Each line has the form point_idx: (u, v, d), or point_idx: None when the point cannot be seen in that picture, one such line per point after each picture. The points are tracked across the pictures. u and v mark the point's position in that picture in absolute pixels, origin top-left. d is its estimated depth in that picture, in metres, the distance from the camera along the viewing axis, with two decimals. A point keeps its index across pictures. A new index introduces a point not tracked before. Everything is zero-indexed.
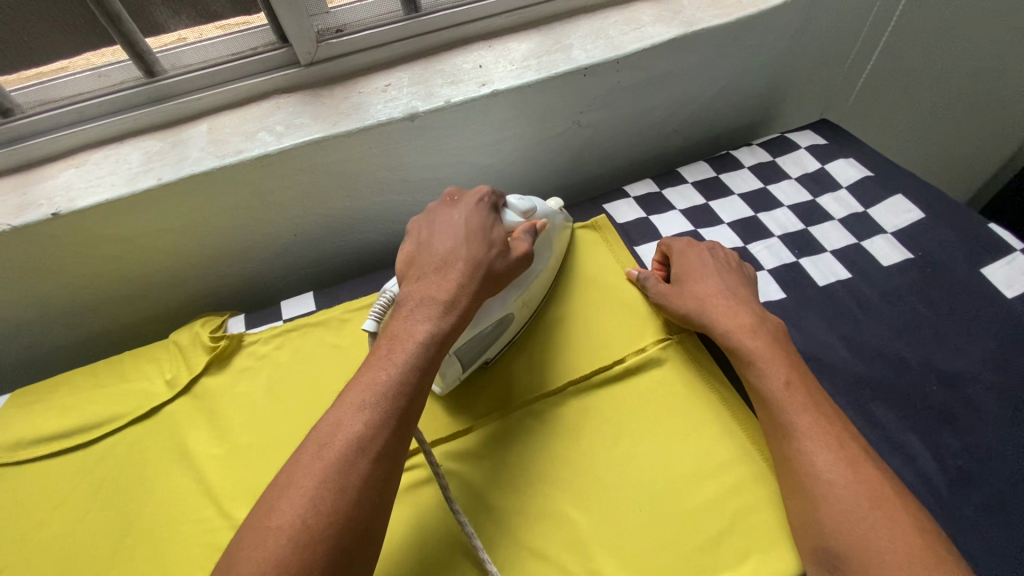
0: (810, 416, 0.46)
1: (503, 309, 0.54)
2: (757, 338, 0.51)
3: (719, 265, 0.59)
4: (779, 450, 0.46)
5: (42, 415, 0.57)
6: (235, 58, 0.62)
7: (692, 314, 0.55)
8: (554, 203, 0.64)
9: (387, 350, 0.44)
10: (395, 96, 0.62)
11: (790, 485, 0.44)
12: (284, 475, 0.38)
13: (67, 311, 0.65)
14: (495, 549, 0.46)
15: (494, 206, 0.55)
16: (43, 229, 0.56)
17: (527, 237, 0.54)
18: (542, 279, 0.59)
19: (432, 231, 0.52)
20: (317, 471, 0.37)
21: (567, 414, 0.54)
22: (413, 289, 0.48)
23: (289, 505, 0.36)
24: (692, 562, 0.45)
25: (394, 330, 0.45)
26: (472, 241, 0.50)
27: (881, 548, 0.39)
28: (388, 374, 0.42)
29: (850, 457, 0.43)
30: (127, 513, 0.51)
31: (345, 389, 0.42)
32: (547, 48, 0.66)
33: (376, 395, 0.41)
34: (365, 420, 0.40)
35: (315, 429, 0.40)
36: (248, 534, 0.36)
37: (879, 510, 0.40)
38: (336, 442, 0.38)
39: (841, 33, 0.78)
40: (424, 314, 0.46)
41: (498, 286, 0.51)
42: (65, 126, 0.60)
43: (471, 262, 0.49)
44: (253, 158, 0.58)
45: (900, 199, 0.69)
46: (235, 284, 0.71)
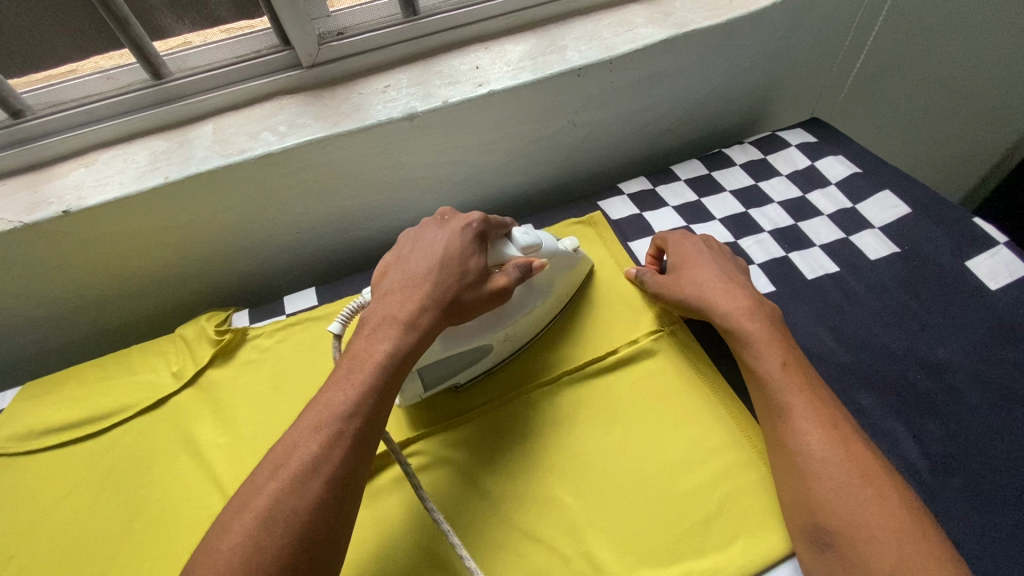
0: (804, 395, 0.47)
1: (479, 340, 0.54)
2: (755, 320, 0.52)
3: (715, 256, 0.60)
4: (774, 431, 0.48)
5: (53, 406, 0.59)
6: (238, 60, 0.64)
7: (691, 299, 0.56)
8: (569, 241, 0.62)
9: (347, 371, 0.45)
10: (395, 97, 0.64)
11: (783, 465, 0.46)
12: (240, 494, 0.39)
13: (76, 307, 0.67)
14: (492, 532, 0.48)
15: (482, 233, 0.54)
16: (54, 226, 0.58)
17: (515, 272, 0.53)
18: (537, 313, 0.59)
19: (412, 249, 0.54)
20: (269, 492, 0.38)
21: (562, 403, 0.56)
22: (381, 307, 0.50)
23: (240, 528, 0.37)
24: (681, 543, 0.46)
25: (357, 350, 0.47)
26: (445, 267, 0.51)
27: (872, 523, 0.40)
28: (344, 397, 0.43)
29: (843, 436, 0.45)
30: (135, 499, 0.53)
31: (306, 407, 0.44)
32: (542, 50, 0.68)
33: (332, 418, 0.42)
34: (319, 443, 0.41)
35: (274, 449, 0.41)
36: (204, 551, 0.37)
37: (869, 487, 0.42)
38: (290, 463, 0.40)
39: (830, 34, 0.79)
40: (385, 337, 0.47)
41: (465, 315, 0.51)
42: (74, 127, 0.62)
43: (439, 287, 0.50)
44: (257, 157, 0.60)
45: (888, 195, 0.70)
46: (239, 280, 0.73)
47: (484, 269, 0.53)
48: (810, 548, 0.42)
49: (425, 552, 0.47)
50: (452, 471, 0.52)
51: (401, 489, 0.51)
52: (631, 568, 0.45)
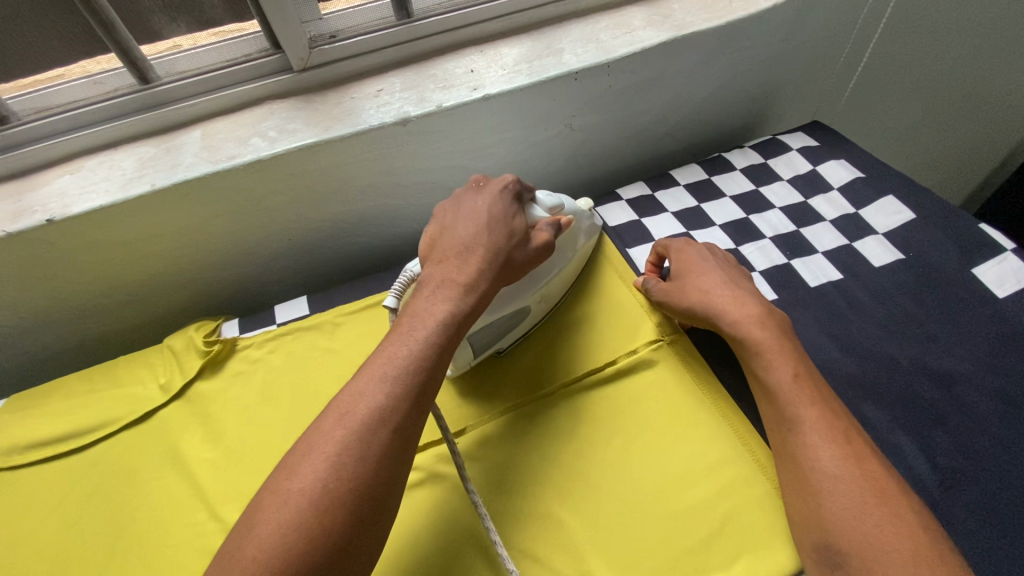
0: (816, 409, 0.45)
1: (518, 303, 0.55)
2: (765, 329, 0.51)
3: (720, 263, 0.58)
4: (783, 444, 0.46)
5: (36, 420, 0.58)
6: (227, 64, 0.63)
7: (697, 307, 0.54)
8: (585, 202, 0.63)
9: (408, 327, 0.44)
10: (388, 102, 0.63)
11: (793, 481, 0.44)
12: (305, 441, 0.38)
13: (62, 317, 0.66)
14: (484, 555, 0.46)
15: (519, 194, 0.54)
16: (38, 235, 0.56)
17: (549, 229, 0.53)
18: (564, 274, 0.60)
19: (455, 215, 0.52)
20: (339, 438, 0.37)
21: (560, 416, 0.54)
22: (434, 271, 0.48)
23: (310, 470, 0.36)
24: (683, 561, 0.45)
25: (415, 309, 0.45)
26: (492, 228, 0.50)
27: (886, 545, 0.39)
28: (408, 350, 0.42)
29: (856, 452, 0.43)
30: (119, 517, 0.51)
31: (366, 361, 0.42)
32: (538, 53, 0.67)
33: (397, 370, 0.41)
34: (386, 392, 0.40)
35: (337, 400, 0.40)
36: (269, 496, 0.36)
37: (885, 507, 0.40)
38: (357, 411, 0.39)
39: (831, 36, 0.78)
40: (444, 295, 0.46)
41: (516, 274, 0.51)
42: (60, 132, 0.61)
43: (490, 249, 0.49)
44: (247, 163, 0.58)
45: (891, 200, 0.69)
46: (230, 288, 0.72)
47: (528, 229, 0.52)
48: (820, 570, 0.41)
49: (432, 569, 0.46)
50: (445, 488, 0.50)
51: None
52: None
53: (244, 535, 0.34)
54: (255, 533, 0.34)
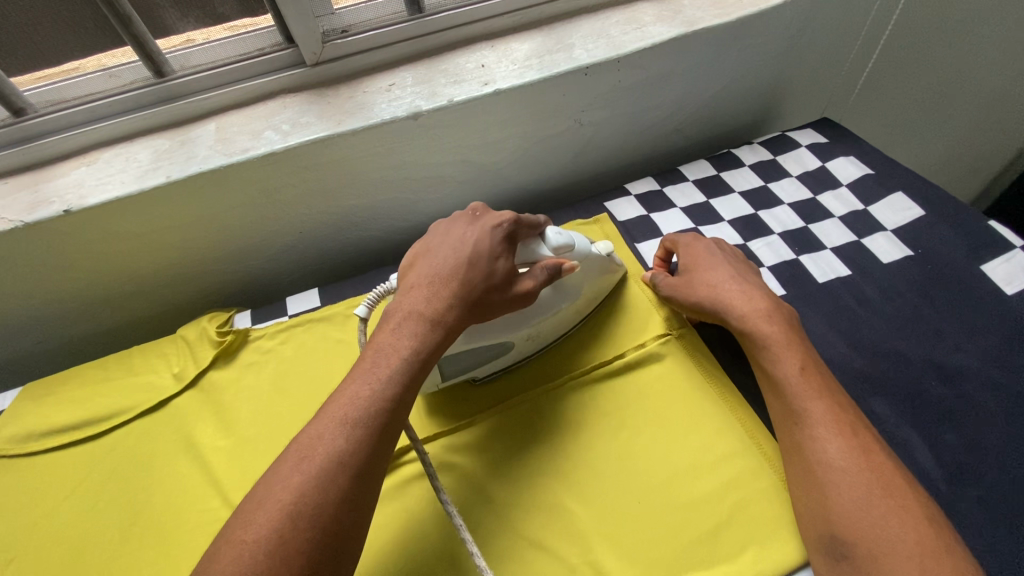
0: (823, 401, 0.46)
1: (498, 339, 0.53)
2: (773, 323, 0.51)
3: (730, 258, 0.59)
4: (789, 436, 0.47)
5: (52, 408, 0.59)
6: (241, 58, 0.63)
7: (706, 303, 0.54)
8: (603, 246, 0.60)
9: (373, 364, 0.44)
10: (399, 96, 0.63)
11: (799, 474, 0.45)
12: (263, 485, 0.39)
13: (76, 307, 0.67)
14: (494, 542, 0.47)
15: (514, 233, 0.52)
16: (54, 225, 0.57)
17: (542, 275, 0.51)
18: (562, 316, 0.57)
19: (441, 242, 0.52)
20: (295, 484, 0.38)
21: (567, 408, 0.55)
22: (405, 300, 0.48)
23: (264, 517, 0.36)
24: (689, 554, 0.45)
25: (381, 343, 0.46)
26: (472, 265, 0.49)
27: (892, 538, 0.39)
28: (370, 392, 0.42)
29: (863, 445, 0.44)
30: (134, 503, 0.52)
31: (328, 400, 0.43)
32: (549, 48, 0.67)
33: (358, 413, 0.41)
34: (346, 436, 0.40)
35: (299, 440, 0.41)
36: (224, 544, 0.36)
37: (890, 499, 0.41)
38: (314, 456, 0.39)
39: (842, 32, 0.78)
40: (411, 332, 0.46)
41: (490, 313, 0.50)
42: (76, 125, 0.61)
43: (465, 285, 0.48)
44: (260, 156, 0.59)
45: (900, 197, 0.69)
46: (242, 280, 0.72)
47: (512, 270, 0.51)
48: (827, 562, 0.41)
49: (433, 556, 0.46)
50: (455, 478, 0.51)
51: (402, 496, 0.50)
52: None
53: None
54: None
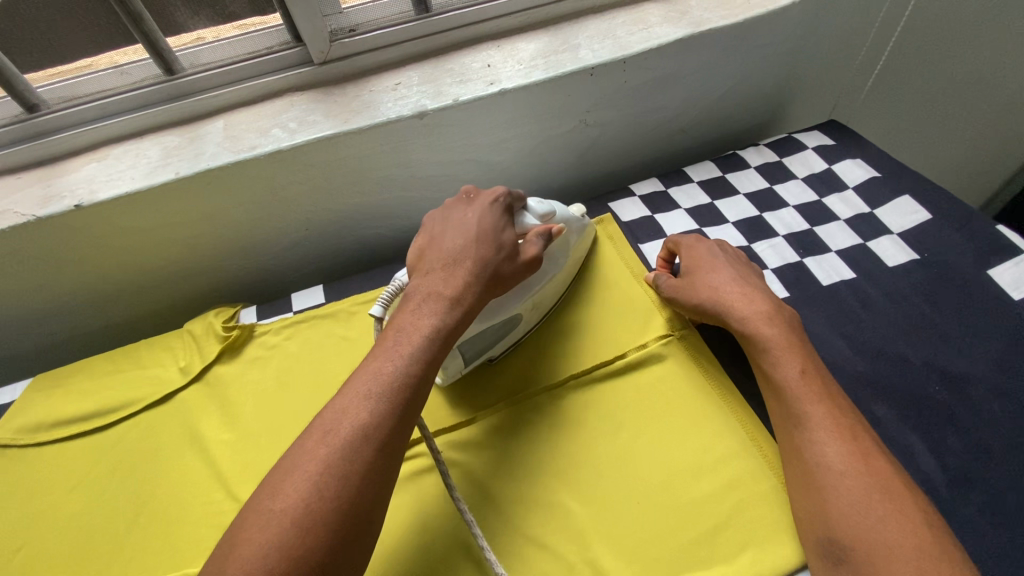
0: (823, 405, 0.46)
1: (509, 312, 0.55)
2: (774, 326, 0.51)
3: (731, 259, 0.59)
4: (789, 439, 0.47)
5: (62, 399, 0.60)
6: (250, 56, 0.64)
7: (708, 305, 0.54)
8: (576, 208, 0.64)
9: (394, 342, 0.45)
10: (405, 95, 0.64)
11: (798, 477, 0.44)
12: (287, 460, 0.39)
13: (87, 300, 0.68)
14: (494, 539, 0.47)
15: (509, 207, 0.54)
16: (66, 219, 0.58)
17: (540, 241, 0.54)
18: (556, 283, 0.60)
19: (444, 225, 0.53)
20: (321, 456, 0.38)
21: (568, 408, 0.55)
22: (420, 283, 0.49)
23: (294, 488, 0.37)
24: (688, 552, 0.45)
25: (401, 323, 0.46)
26: (482, 241, 0.50)
27: (891, 542, 0.39)
28: (393, 367, 0.43)
29: (863, 449, 0.44)
30: (139, 495, 0.53)
31: (350, 377, 0.43)
32: (555, 48, 0.67)
33: (382, 387, 0.42)
34: (370, 409, 0.41)
35: (322, 416, 0.41)
36: (251, 516, 0.37)
37: (889, 504, 0.40)
38: (340, 429, 0.40)
39: (851, 34, 0.78)
40: (431, 310, 0.47)
41: (503, 287, 0.51)
42: (87, 121, 0.63)
43: (479, 262, 0.49)
44: (267, 153, 0.60)
45: (907, 200, 0.69)
46: (249, 276, 0.73)
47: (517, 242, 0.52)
48: (825, 566, 0.41)
49: (434, 550, 0.47)
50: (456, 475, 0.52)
51: (404, 492, 0.51)
52: None
53: (223, 559, 0.35)
54: (236, 552, 0.35)
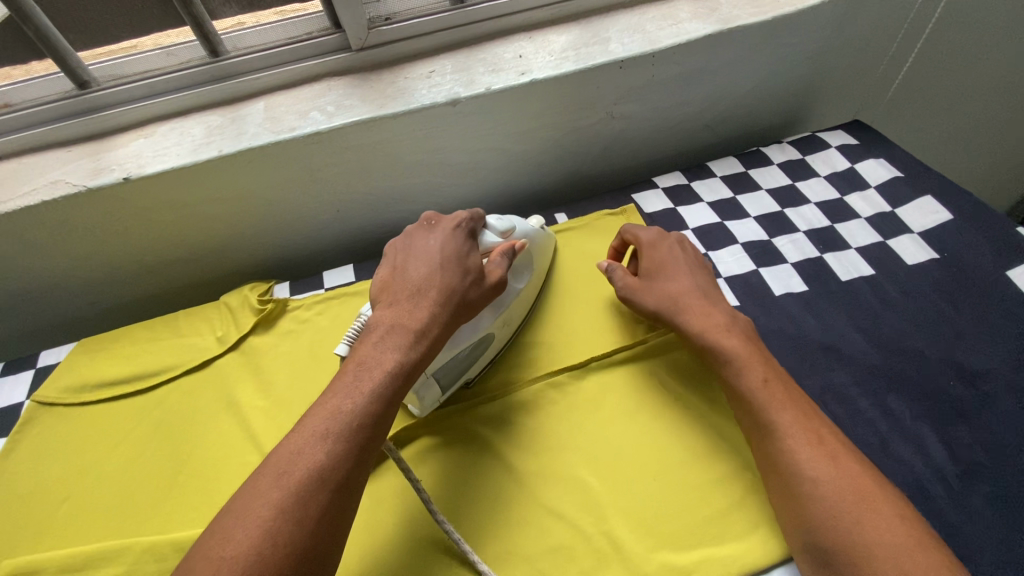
0: (790, 412, 0.47)
1: (478, 333, 0.55)
2: (732, 337, 0.52)
3: (690, 264, 0.60)
4: (762, 447, 0.47)
5: (107, 362, 0.63)
6: (290, 41, 0.67)
7: (665, 311, 0.56)
8: (535, 220, 0.64)
9: (354, 377, 0.44)
10: (439, 82, 0.66)
11: (777, 488, 0.45)
12: (238, 503, 0.38)
13: (129, 271, 0.71)
14: (513, 509, 0.49)
15: (472, 232, 0.55)
16: (114, 192, 0.61)
17: (503, 261, 0.54)
18: (523, 298, 0.60)
19: (408, 255, 0.53)
20: (275, 500, 0.37)
21: (588, 388, 0.57)
22: (384, 315, 0.48)
23: (245, 536, 0.36)
24: (701, 528, 0.47)
25: (363, 357, 0.45)
26: (446, 269, 0.51)
27: (871, 537, 0.39)
28: (354, 404, 0.42)
29: (831, 453, 0.44)
30: (178, 455, 0.56)
31: (306, 415, 0.42)
32: (585, 41, 0.69)
33: (340, 425, 0.41)
34: (328, 450, 0.40)
35: (275, 456, 0.40)
36: (199, 564, 0.35)
37: (862, 504, 0.41)
38: (296, 471, 0.39)
39: (879, 34, 0.78)
40: (394, 343, 0.46)
41: (469, 315, 0.51)
42: (136, 99, 0.65)
43: (443, 291, 0.49)
44: (306, 135, 0.62)
45: (929, 200, 0.69)
46: (280, 254, 0.76)
47: (482, 268, 0.53)
48: (816, 570, 0.42)
49: (458, 512, 0.49)
50: (480, 447, 0.54)
51: (432, 461, 0.53)
52: (652, 549, 0.46)
53: None
54: None
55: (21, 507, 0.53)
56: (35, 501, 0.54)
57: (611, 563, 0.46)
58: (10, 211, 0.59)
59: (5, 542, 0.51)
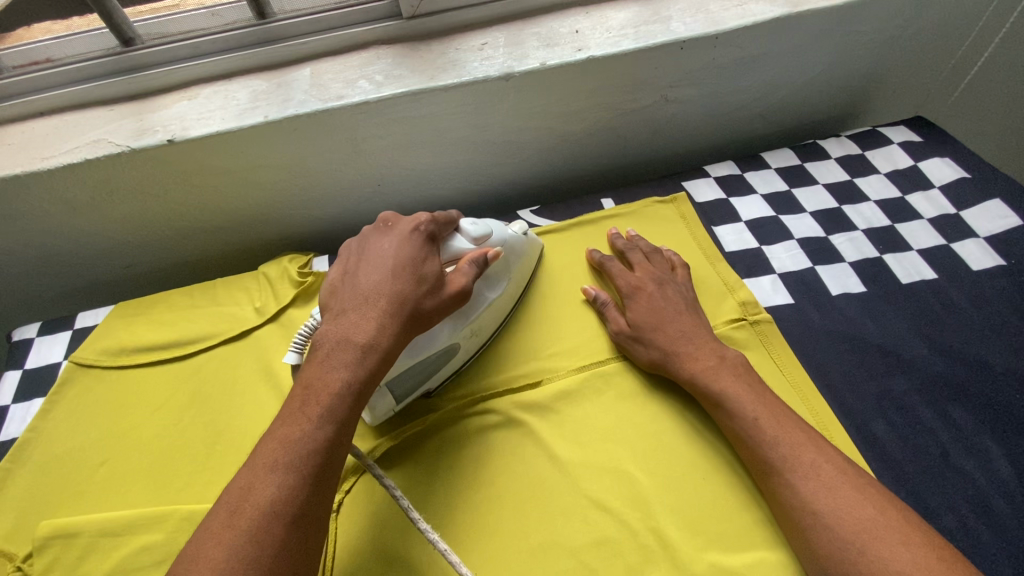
0: (785, 444, 0.45)
1: (446, 339, 0.52)
2: (724, 379, 0.50)
3: (681, 300, 0.57)
4: (765, 482, 0.45)
5: (145, 327, 0.63)
6: (339, 6, 0.64)
7: (657, 359, 0.53)
8: (518, 225, 0.62)
9: (302, 402, 0.41)
10: (491, 55, 0.63)
11: (783, 516, 0.44)
12: (192, 545, 0.36)
13: (167, 236, 0.70)
14: (556, 499, 0.48)
15: (431, 235, 0.52)
16: (158, 153, 0.59)
17: (472, 270, 0.51)
18: (497, 306, 0.58)
19: (358, 261, 0.50)
20: (226, 541, 0.35)
21: (632, 379, 0.55)
22: (331, 329, 0.45)
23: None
24: (752, 530, 0.46)
25: (310, 378, 0.42)
26: (399, 276, 0.47)
27: (877, 568, 0.38)
28: (302, 431, 0.40)
29: (826, 482, 0.42)
30: (216, 424, 0.55)
31: (257, 446, 0.40)
32: (645, 19, 0.66)
33: (290, 456, 0.39)
34: (279, 482, 0.38)
35: (227, 492, 0.38)
36: None
37: (866, 534, 0.39)
38: (246, 508, 0.37)
39: (954, 25, 0.74)
40: (342, 361, 0.43)
41: (429, 323, 0.48)
42: (180, 59, 0.64)
43: (396, 300, 0.46)
44: (354, 104, 0.60)
45: (997, 204, 0.66)
46: (317, 227, 0.74)
47: (440, 272, 0.50)
48: None
49: (502, 497, 0.49)
50: (523, 433, 0.52)
51: (474, 444, 0.52)
52: (701, 548, 0.45)
53: None
54: None
55: (57, 469, 0.53)
56: (71, 465, 0.53)
57: (657, 561, 0.45)
58: (53, 168, 0.58)
59: (42, 504, 0.51)
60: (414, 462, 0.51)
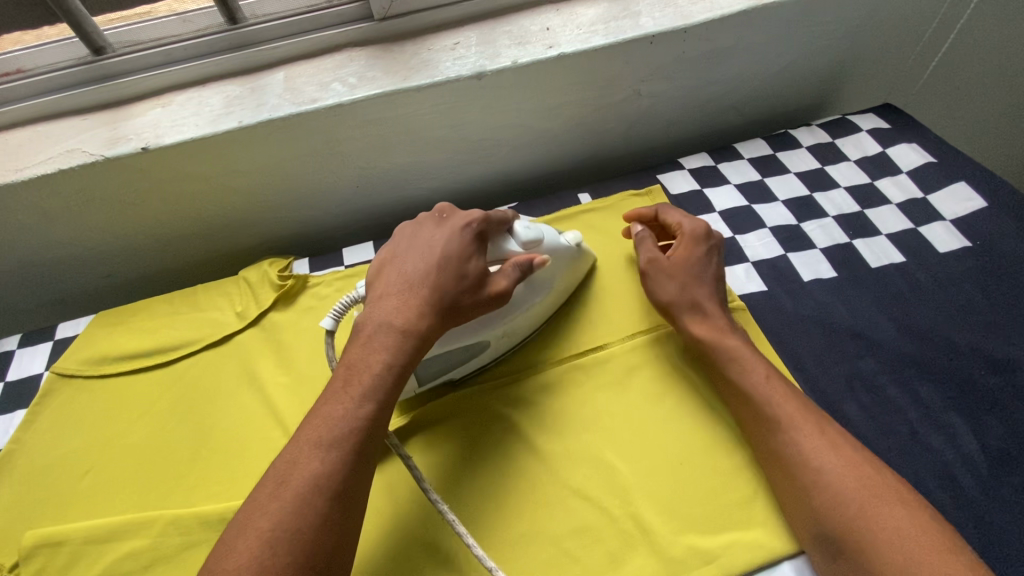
0: (793, 404, 0.47)
1: (477, 336, 0.52)
2: (736, 339, 0.52)
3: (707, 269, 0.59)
4: (765, 444, 0.47)
5: (126, 335, 0.63)
6: (310, 9, 0.65)
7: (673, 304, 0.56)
8: (573, 235, 0.60)
9: (344, 381, 0.43)
10: (464, 55, 0.64)
11: (783, 479, 0.45)
12: (241, 514, 0.37)
13: (145, 243, 0.70)
14: (537, 491, 0.49)
15: (482, 233, 0.51)
16: (133, 161, 0.60)
17: (514, 274, 0.50)
18: (536, 310, 0.57)
19: (408, 246, 0.51)
20: (274, 511, 0.37)
21: (609, 369, 0.56)
22: (374, 311, 0.46)
23: (246, 549, 0.35)
24: (728, 513, 0.47)
25: (353, 359, 0.44)
26: (443, 270, 0.47)
27: (876, 526, 0.39)
28: (344, 409, 0.41)
29: (831, 441, 0.44)
30: (200, 428, 0.55)
31: (302, 423, 0.41)
32: (615, 14, 0.67)
33: (333, 434, 0.40)
34: (323, 458, 0.39)
35: (274, 466, 0.40)
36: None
37: (866, 491, 0.41)
38: (292, 482, 0.38)
39: (918, 13, 0.76)
40: (383, 344, 0.44)
41: (466, 319, 0.48)
42: (153, 66, 0.64)
43: (436, 291, 0.47)
44: (328, 107, 0.60)
45: (963, 187, 0.68)
46: (297, 230, 0.75)
47: (484, 272, 0.49)
48: (826, 555, 0.42)
49: (483, 490, 0.49)
50: (505, 427, 0.53)
51: (456, 439, 0.52)
52: (678, 532, 0.46)
53: None
54: None
55: (42, 480, 0.53)
56: (55, 474, 0.53)
57: (636, 546, 0.46)
58: (27, 179, 0.58)
59: (27, 514, 0.51)
60: (394, 460, 0.51)
